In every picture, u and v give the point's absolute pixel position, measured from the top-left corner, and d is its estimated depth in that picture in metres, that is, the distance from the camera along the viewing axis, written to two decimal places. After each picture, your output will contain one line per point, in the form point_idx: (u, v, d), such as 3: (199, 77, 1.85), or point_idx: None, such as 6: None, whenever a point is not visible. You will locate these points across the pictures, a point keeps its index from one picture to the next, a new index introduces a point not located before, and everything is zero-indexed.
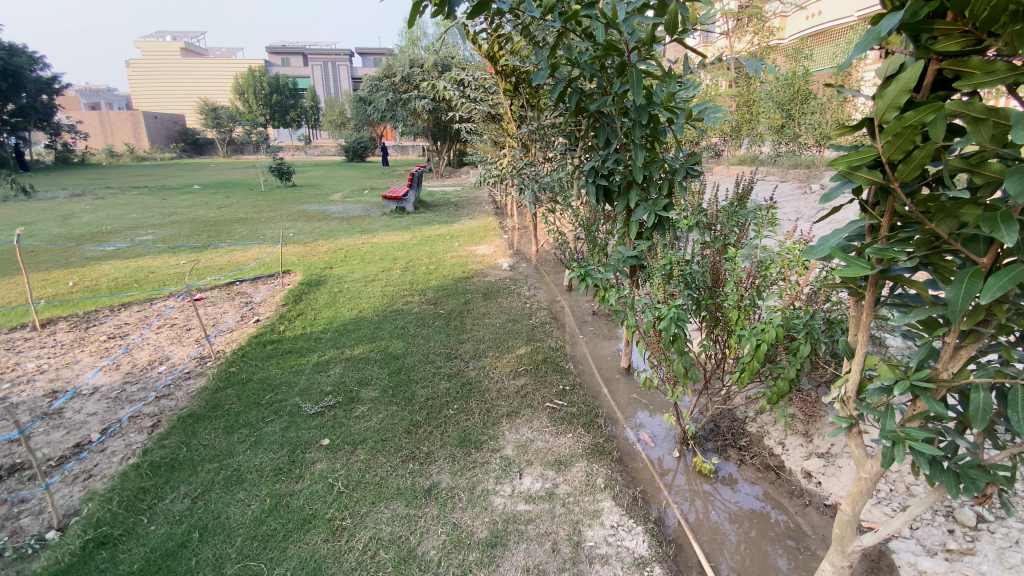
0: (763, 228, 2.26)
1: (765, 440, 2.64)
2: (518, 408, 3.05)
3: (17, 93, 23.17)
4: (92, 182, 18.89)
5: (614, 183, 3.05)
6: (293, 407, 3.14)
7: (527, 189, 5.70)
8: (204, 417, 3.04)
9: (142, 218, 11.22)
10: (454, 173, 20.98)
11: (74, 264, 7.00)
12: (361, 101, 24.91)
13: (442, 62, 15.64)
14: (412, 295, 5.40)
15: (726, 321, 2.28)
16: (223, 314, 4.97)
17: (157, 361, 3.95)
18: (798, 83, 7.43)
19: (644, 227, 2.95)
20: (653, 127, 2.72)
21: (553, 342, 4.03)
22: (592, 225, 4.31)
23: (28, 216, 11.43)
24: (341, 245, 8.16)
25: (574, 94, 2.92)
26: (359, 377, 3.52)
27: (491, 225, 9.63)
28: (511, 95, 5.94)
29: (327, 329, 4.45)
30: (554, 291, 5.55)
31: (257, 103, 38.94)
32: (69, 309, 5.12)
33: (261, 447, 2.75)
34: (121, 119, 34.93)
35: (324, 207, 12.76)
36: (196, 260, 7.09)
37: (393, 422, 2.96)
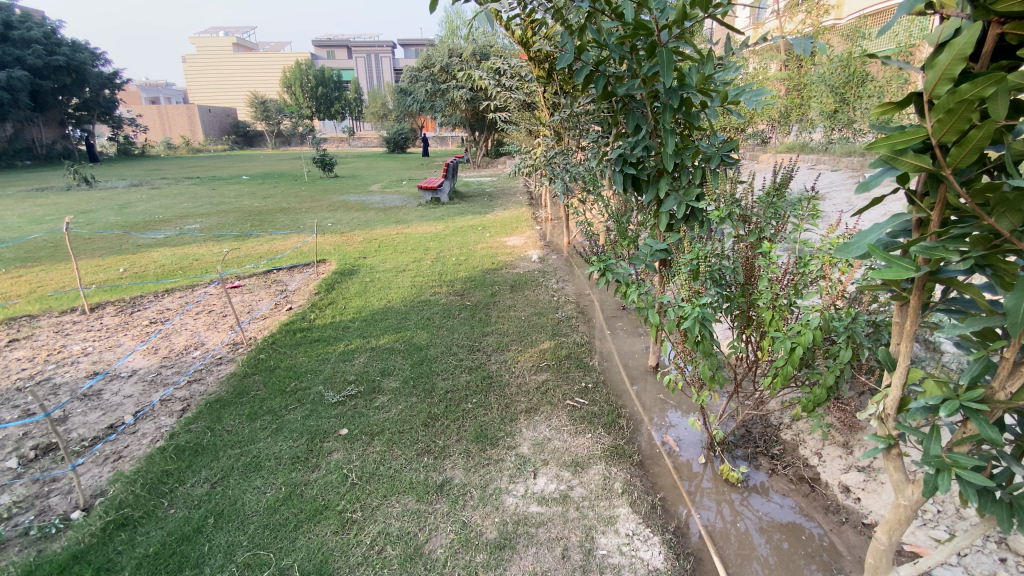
0: (804, 220, 2.08)
1: (800, 449, 2.45)
2: (537, 405, 2.97)
3: (82, 88, 24.74)
4: (151, 173, 20.01)
5: (643, 172, 2.90)
6: (316, 395, 3.17)
7: (558, 178, 5.57)
8: (230, 403, 3.12)
9: (192, 207, 11.76)
10: (491, 163, 20.93)
11: (126, 251, 7.41)
12: (402, 92, 25.20)
13: (480, 51, 15.59)
14: (440, 286, 5.39)
15: (758, 321, 2.11)
16: (258, 301, 5.11)
17: (192, 346, 4.10)
18: (855, 64, 6.93)
19: (675, 218, 2.79)
20: (685, 112, 2.55)
21: (579, 337, 3.91)
22: (623, 216, 4.15)
23: (91, 204, 12.20)
24: (375, 235, 8.27)
25: (602, 77, 2.78)
26: (382, 367, 3.52)
27: (525, 215, 9.53)
28: (543, 83, 5.81)
29: (355, 318, 4.50)
30: (583, 284, 5.42)
31: (303, 96, 40.06)
32: (117, 294, 5.41)
33: (281, 434, 2.79)
34: (177, 113, 36.73)
35: (363, 197, 13.01)
36: (237, 248, 7.35)
37: (411, 413, 2.94)
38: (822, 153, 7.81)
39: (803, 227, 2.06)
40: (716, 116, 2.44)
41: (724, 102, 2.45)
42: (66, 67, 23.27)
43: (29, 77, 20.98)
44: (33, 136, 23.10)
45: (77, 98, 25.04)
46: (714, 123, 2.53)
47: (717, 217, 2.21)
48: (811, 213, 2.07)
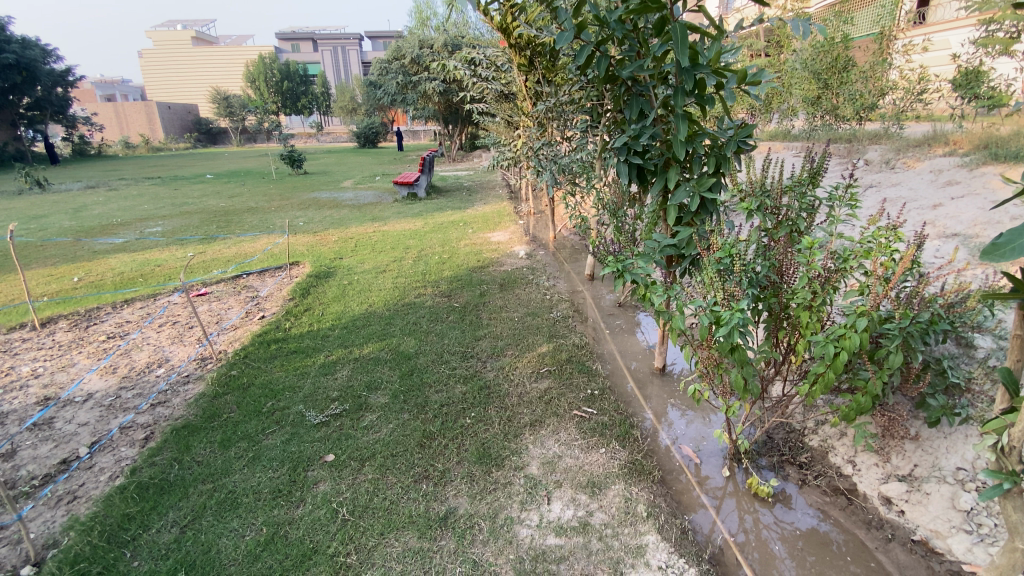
0: (838, 210, 1.90)
1: (829, 455, 2.29)
2: (542, 417, 2.73)
3: (31, 86, 23.37)
4: (110, 174, 19.00)
5: (649, 161, 2.69)
6: (297, 416, 2.87)
7: (545, 171, 5.33)
8: (200, 429, 2.78)
9: (153, 209, 11.10)
10: (466, 157, 20.51)
11: (81, 259, 6.86)
12: (372, 85, 24.55)
13: (452, 41, 15.20)
14: (424, 288, 5.09)
15: (795, 322, 1.92)
16: (228, 310, 4.73)
17: (156, 363, 3.71)
18: (837, 49, 6.83)
19: (686, 211, 2.59)
20: (698, 95, 2.35)
21: (578, 339, 3.70)
22: (619, 210, 3.95)
23: (42, 209, 11.41)
24: (351, 234, 7.89)
25: (603, 58, 2.53)
26: (368, 381, 3.23)
27: (506, 210, 9.26)
28: (525, 71, 5.57)
29: (335, 325, 4.18)
30: (575, 280, 5.21)
31: (269, 91, 38.75)
32: (70, 307, 4.94)
33: (259, 464, 2.49)
34: (135, 110, 35.07)
35: (336, 194, 12.52)
36: (203, 252, 6.89)
37: (405, 433, 2.67)
38: (805, 141, 7.75)
39: (839, 218, 1.88)
40: (734, 98, 2.24)
41: (742, 83, 2.26)
42: (12, 64, 21.86)
43: None
44: None
45: (26, 97, 23.60)
46: (729, 106, 2.34)
47: (743, 209, 2.00)
48: (848, 202, 1.88)
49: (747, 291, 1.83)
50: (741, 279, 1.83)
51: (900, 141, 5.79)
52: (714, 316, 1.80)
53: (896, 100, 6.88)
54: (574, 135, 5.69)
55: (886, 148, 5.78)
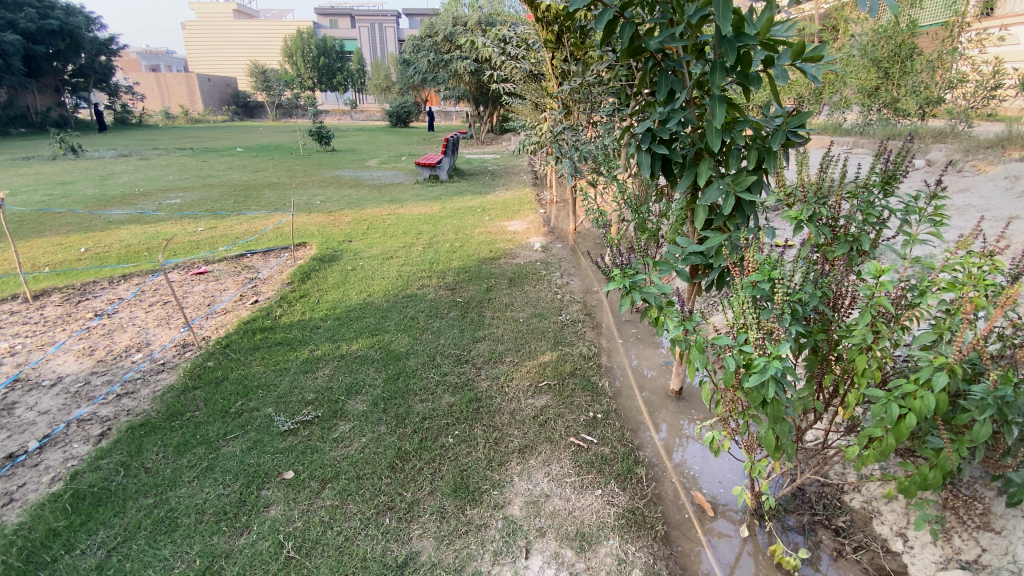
0: (918, 229, 1.46)
1: (873, 522, 1.89)
2: (534, 443, 2.39)
3: (77, 54, 23.88)
4: (146, 143, 19.25)
5: (676, 151, 2.26)
6: (264, 420, 2.60)
7: (566, 158, 4.89)
8: (158, 429, 2.56)
9: (177, 180, 11.09)
10: (494, 139, 20.04)
11: (94, 228, 6.80)
12: (404, 64, 24.27)
13: (487, 19, 14.67)
14: (429, 278, 4.77)
15: (848, 366, 1.49)
16: (222, 291, 4.52)
17: (135, 347, 3.50)
18: (901, 36, 5.96)
19: (718, 213, 2.17)
20: (742, 73, 1.91)
21: (585, 349, 3.31)
22: (642, 205, 3.53)
23: (72, 176, 11.55)
24: (365, 216, 7.62)
25: (628, 25, 2.10)
26: (349, 383, 2.93)
27: (528, 197, 8.84)
28: (552, 48, 5.12)
29: (328, 316, 3.90)
30: (591, 279, 4.81)
31: (304, 66, 38.82)
32: (68, 279, 4.82)
33: (209, 477, 2.23)
34: (175, 80, 35.63)
35: (358, 173, 12.31)
36: (214, 227, 6.74)
37: (376, 451, 2.36)
38: (858, 136, 7.06)
39: (918, 239, 1.45)
40: (785, 78, 1.79)
41: (797, 58, 1.81)
42: (59, 31, 22.28)
43: (21, 42, 20.16)
44: (28, 103, 22.32)
45: (72, 65, 24.10)
46: (778, 87, 1.89)
47: (790, 218, 1.56)
48: (932, 217, 1.44)
49: (788, 327, 1.41)
50: (781, 312, 1.41)
51: (970, 140, 5.13)
52: (744, 358, 1.39)
53: (965, 96, 6.14)
54: (600, 120, 5.23)
55: (952, 148, 5.12)
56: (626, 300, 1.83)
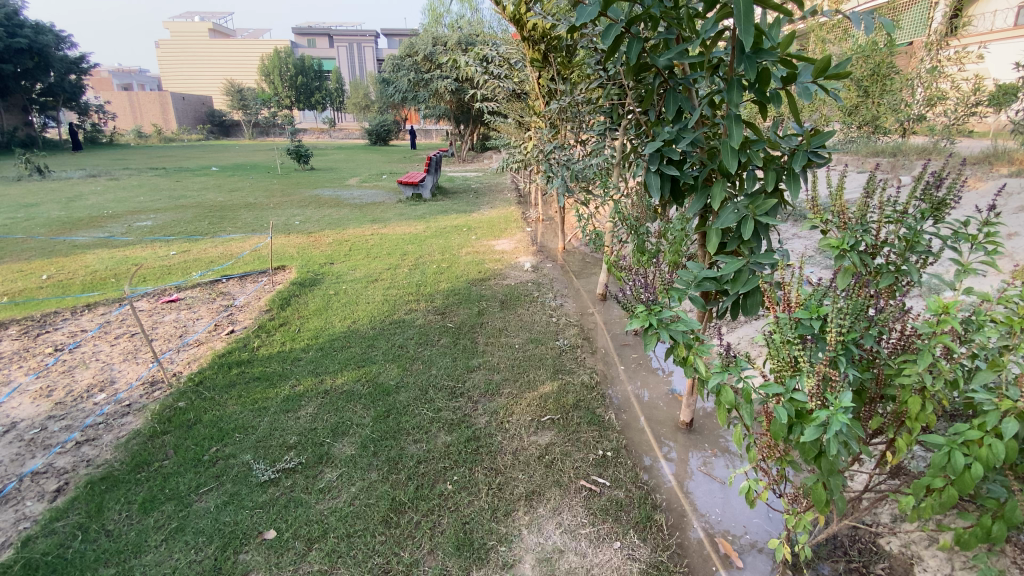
0: (971, 257, 1.34)
1: (914, 569, 1.72)
2: (541, 488, 2.20)
3: (45, 73, 23.22)
4: (116, 163, 18.66)
5: (687, 172, 2.14)
6: (242, 469, 2.36)
7: (556, 177, 4.77)
8: (121, 483, 2.29)
9: (149, 201, 10.68)
10: (476, 157, 20.00)
11: (58, 254, 6.42)
12: (384, 83, 24.25)
13: (467, 39, 14.71)
14: (417, 302, 4.56)
15: (900, 409, 1.35)
16: (195, 321, 4.24)
17: (98, 386, 3.20)
18: (880, 54, 6.08)
19: (733, 236, 2.05)
20: (761, 91, 1.79)
21: (587, 378, 3.14)
22: (640, 226, 3.46)
23: (36, 197, 11.04)
24: (347, 236, 7.38)
25: (635, 42, 1.98)
26: (335, 423, 2.69)
27: (513, 215, 8.73)
28: (538, 67, 5.03)
29: (310, 346, 3.66)
30: (584, 300, 4.67)
31: (282, 85, 38.50)
32: (27, 310, 4.48)
33: (179, 540, 1.98)
34: (148, 99, 34.92)
35: (338, 192, 12.07)
36: (188, 251, 6.43)
37: (368, 503, 2.14)
38: (840, 152, 7.13)
39: (971, 267, 1.32)
40: (808, 97, 1.68)
41: (821, 75, 1.69)
42: (27, 50, 21.66)
43: None
44: None
45: (40, 83, 23.37)
46: (798, 106, 1.78)
47: (830, 246, 1.43)
48: (984, 245, 1.33)
49: (844, 370, 1.24)
50: (836, 355, 1.25)
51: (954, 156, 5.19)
52: (796, 407, 1.23)
53: (944, 112, 6.27)
54: (589, 138, 5.15)
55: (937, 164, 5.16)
56: (650, 336, 1.63)
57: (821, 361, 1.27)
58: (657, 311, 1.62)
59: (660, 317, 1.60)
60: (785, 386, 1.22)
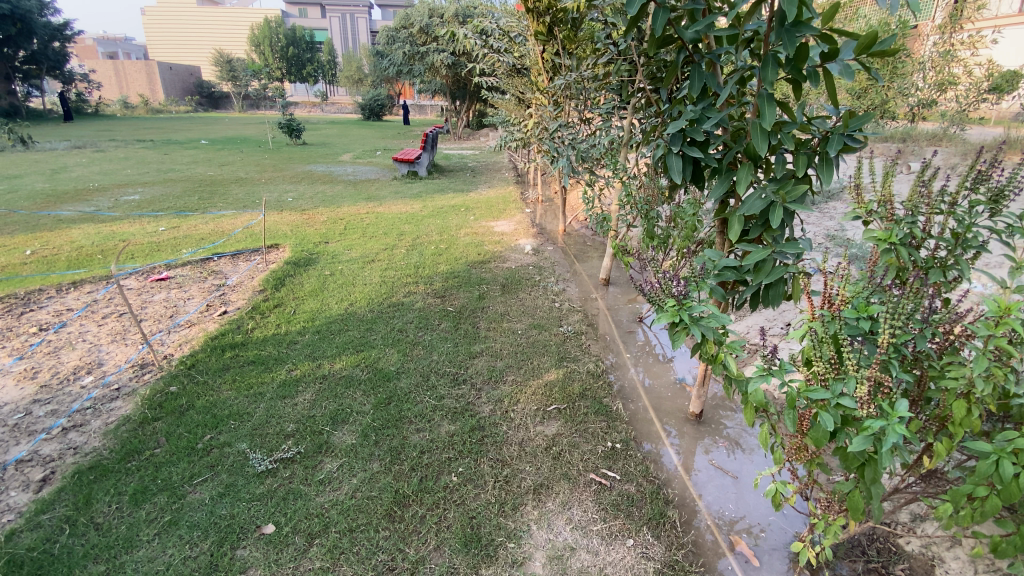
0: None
1: (935, 571, 1.67)
2: (549, 481, 2.14)
3: (28, 39, 22.37)
4: (101, 135, 18.07)
5: (710, 155, 2.02)
6: (237, 459, 2.27)
7: (560, 157, 4.61)
8: (110, 473, 2.20)
9: (136, 175, 10.34)
10: (472, 135, 19.66)
11: (42, 228, 6.20)
12: (378, 56, 23.61)
13: (465, 11, 14.25)
14: (416, 284, 4.44)
15: (943, 413, 1.27)
16: (186, 300, 4.10)
17: (85, 368, 3.08)
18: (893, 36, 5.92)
19: (756, 224, 1.95)
20: (797, 69, 1.65)
21: (592, 366, 3.05)
22: (650, 210, 3.35)
23: (19, 169, 10.68)
24: (342, 215, 7.20)
25: (661, 12, 1.83)
26: (334, 411, 2.60)
27: (512, 195, 8.57)
28: (543, 41, 4.81)
29: (306, 329, 3.54)
30: (586, 284, 4.57)
31: (272, 56, 37.42)
32: (9, 287, 4.30)
33: (173, 534, 1.90)
34: (135, 68, 33.80)
35: (332, 168, 11.79)
36: (177, 228, 6.23)
37: (370, 496, 2.07)
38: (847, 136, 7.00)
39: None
40: (850, 76, 1.55)
41: (863, 52, 1.56)
42: (7, 14, 20.83)
43: None
44: None
45: (22, 50, 22.48)
46: (836, 86, 1.65)
47: (876, 239, 1.34)
48: None
49: (896, 375, 1.15)
50: (891, 360, 1.15)
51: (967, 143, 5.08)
52: (842, 413, 1.14)
53: (955, 98, 6.22)
54: (594, 118, 4.98)
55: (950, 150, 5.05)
56: (678, 332, 1.56)
57: (869, 363, 1.19)
58: (687, 306, 1.54)
59: (689, 313, 1.52)
60: (830, 391, 1.14)
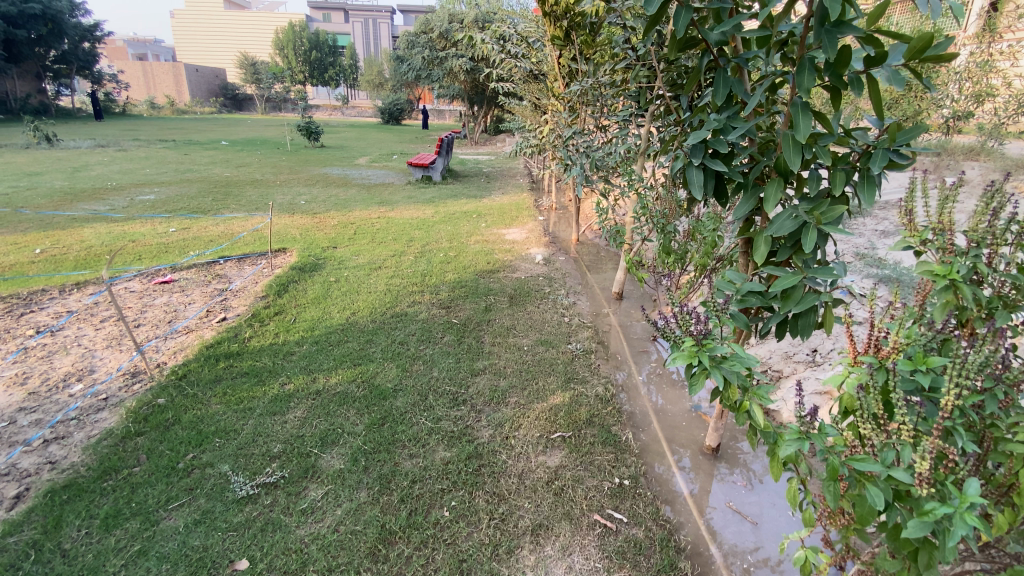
0: None
1: None
2: (549, 521, 1.96)
3: (59, 40, 22.94)
4: (126, 134, 18.42)
5: (734, 169, 1.83)
6: (218, 482, 2.14)
7: (574, 165, 4.43)
8: (84, 493, 2.08)
9: (154, 174, 10.42)
10: (489, 140, 19.60)
11: (55, 227, 6.21)
12: (398, 61, 23.75)
13: (484, 17, 14.18)
14: (421, 294, 4.30)
15: (1010, 481, 1.07)
16: (187, 305, 4.01)
17: (76, 375, 2.99)
18: None
19: (786, 246, 1.76)
20: (836, 76, 1.46)
21: (601, 389, 2.86)
22: (667, 224, 3.15)
23: (42, 167, 10.84)
24: (353, 219, 7.12)
25: (682, 12, 1.65)
26: (324, 431, 2.45)
27: (526, 202, 8.42)
28: (559, 46, 4.66)
29: (304, 339, 3.41)
30: (598, 298, 4.39)
31: (295, 59, 37.98)
32: (13, 287, 4.27)
33: (140, 567, 1.77)
34: (162, 70, 34.55)
35: (347, 171, 11.78)
36: (188, 229, 6.19)
37: (354, 530, 1.91)
38: None
39: None
40: (900, 84, 1.35)
41: (915, 57, 1.36)
42: (41, 16, 21.39)
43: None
44: (6, 88, 21.28)
45: (54, 50, 23.07)
46: (882, 95, 1.45)
47: (934, 274, 1.14)
48: None
49: (962, 445, 0.97)
50: (955, 427, 0.96)
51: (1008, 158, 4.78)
52: (894, 489, 0.95)
53: (993, 110, 5.90)
54: (610, 125, 4.79)
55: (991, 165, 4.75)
56: (696, 375, 1.37)
57: (928, 427, 1.00)
58: (706, 346, 1.35)
59: (710, 354, 1.33)
60: (881, 462, 0.95)
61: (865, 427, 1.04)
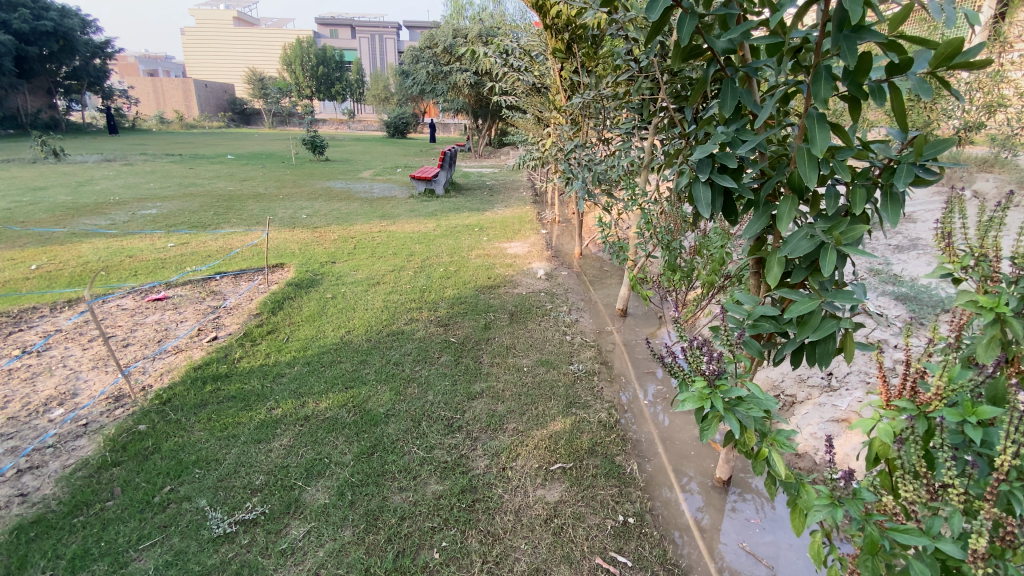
0: None
1: None
2: (547, 566, 1.81)
3: (71, 57, 23.31)
4: (134, 148, 18.58)
5: (743, 185, 1.70)
6: (195, 519, 2.00)
7: (576, 178, 4.32)
8: (53, 530, 1.96)
9: (158, 188, 10.43)
10: (493, 153, 19.64)
11: (54, 242, 6.15)
12: (403, 75, 23.98)
13: (487, 31, 14.25)
14: (419, 311, 4.18)
15: None
16: (179, 323, 3.91)
17: (57, 399, 2.87)
18: None
19: (801, 267, 1.62)
20: (853, 85, 1.34)
21: (604, 415, 2.71)
22: (672, 240, 3.02)
23: (47, 181, 10.88)
24: (353, 233, 7.04)
25: (686, 19, 1.54)
26: (311, 461, 2.32)
27: (528, 215, 8.32)
28: (561, 59, 4.57)
29: (296, 360, 3.30)
30: (602, 315, 4.25)
31: (303, 75, 38.48)
32: (5, 304, 4.19)
33: None
34: (171, 85, 35.02)
35: (350, 184, 11.77)
36: (186, 244, 6.12)
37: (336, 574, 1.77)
38: None
39: None
40: (927, 94, 1.23)
41: (942, 65, 1.24)
42: (53, 33, 21.73)
43: (12, 42, 19.56)
44: (17, 103, 21.54)
45: (66, 67, 23.44)
46: (906, 106, 1.33)
47: (979, 306, 1.00)
48: None
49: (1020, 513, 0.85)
50: (1014, 492, 0.84)
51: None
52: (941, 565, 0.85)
53: (1007, 122, 5.75)
54: (613, 138, 4.70)
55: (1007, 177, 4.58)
56: (709, 418, 1.25)
57: (979, 490, 0.88)
58: (719, 387, 1.23)
59: (724, 397, 1.21)
60: (927, 538, 0.84)
61: (906, 488, 0.93)
